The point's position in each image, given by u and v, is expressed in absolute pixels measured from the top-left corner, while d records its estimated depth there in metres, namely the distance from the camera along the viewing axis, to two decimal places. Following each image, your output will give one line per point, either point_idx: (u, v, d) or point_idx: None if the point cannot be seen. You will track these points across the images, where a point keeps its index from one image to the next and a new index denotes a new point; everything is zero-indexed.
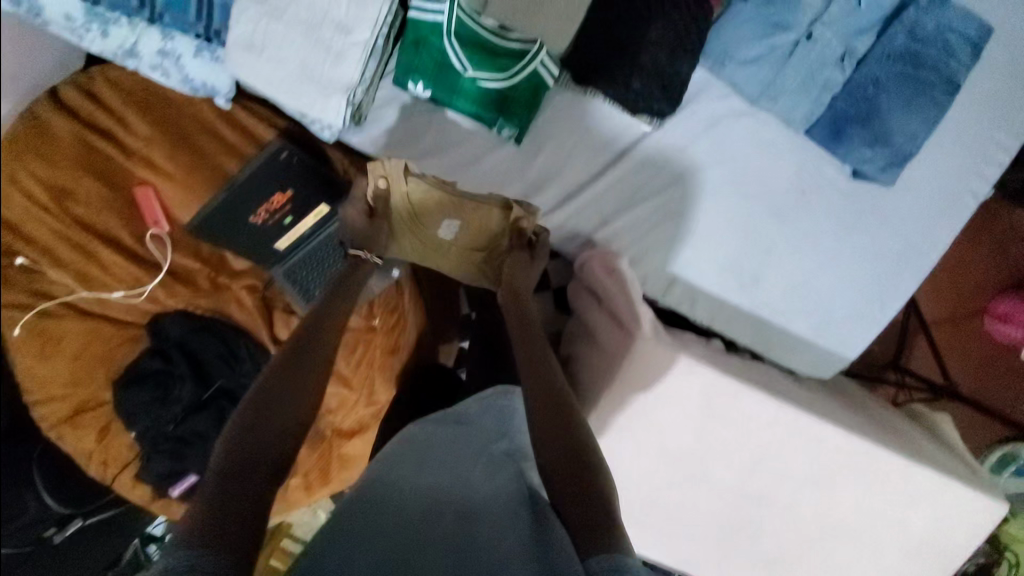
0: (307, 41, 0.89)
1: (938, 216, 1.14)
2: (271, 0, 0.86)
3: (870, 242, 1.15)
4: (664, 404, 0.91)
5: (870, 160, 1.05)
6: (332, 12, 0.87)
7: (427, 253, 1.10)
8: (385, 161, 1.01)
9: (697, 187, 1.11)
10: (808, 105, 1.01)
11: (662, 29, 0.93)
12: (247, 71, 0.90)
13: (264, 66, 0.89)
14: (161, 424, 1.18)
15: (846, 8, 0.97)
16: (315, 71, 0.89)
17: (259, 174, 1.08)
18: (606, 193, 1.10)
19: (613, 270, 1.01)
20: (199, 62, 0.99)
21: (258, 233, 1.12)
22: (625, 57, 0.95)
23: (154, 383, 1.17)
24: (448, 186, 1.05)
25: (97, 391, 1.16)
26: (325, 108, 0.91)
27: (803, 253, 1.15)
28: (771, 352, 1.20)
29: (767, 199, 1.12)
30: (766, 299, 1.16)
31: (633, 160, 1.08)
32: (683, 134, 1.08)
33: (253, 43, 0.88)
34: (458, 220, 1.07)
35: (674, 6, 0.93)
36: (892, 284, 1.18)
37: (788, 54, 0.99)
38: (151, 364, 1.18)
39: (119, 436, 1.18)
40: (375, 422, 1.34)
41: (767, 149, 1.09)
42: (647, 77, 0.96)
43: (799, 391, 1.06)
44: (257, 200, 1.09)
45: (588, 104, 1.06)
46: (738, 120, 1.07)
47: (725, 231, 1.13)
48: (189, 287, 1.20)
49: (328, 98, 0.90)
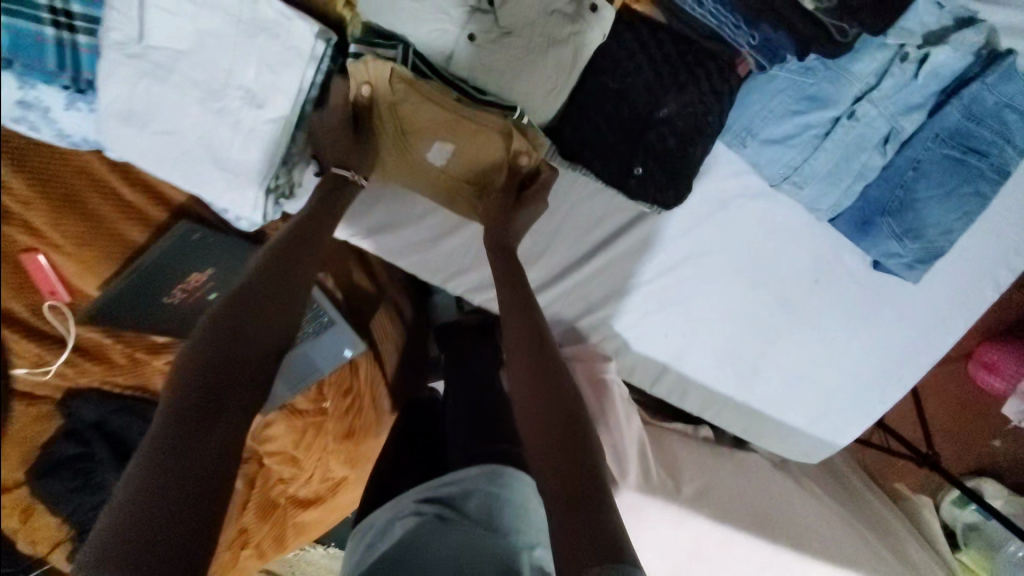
0: (208, 114, 0.66)
1: (957, 308, 1.02)
2: (155, 59, 0.63)
3: (881, 333, 1.03)
4: (647, 549, 0.83)
5: (898, 256, 0.90)
6: (240, 77, 0.65)
7: (412, 167, 0.77)
8: (369, 58, 0.67)
9: (701, 274, 0.94)
10: (837, 196, 0.83)
11: (673, 106, 0.74)
12: (126, 149, 0.67)
13: (149, 143, 0.67)
14: (86, 511, 1.05)
15: (900, 81, 0.78)
16: (221, 154, 0.68)
17: (167, 255, 0.89)
18: (593, 279, 0.94)
19: (598, 381, 0.89)
20: (74, 116, 0.76)
21: (175, 315, 0.92)
22: (626, 136, 0.76)
23: (74, 469, 1.04)
24: (450, 101, 0.71)
25: (13, 471, 1.03)
26: (236, 199, 0.70)
27: (810, 345, 1.03)
28: (761, 441, 1.12)
29: (779, 287, 0.96)
30: (763, 389, 1.06)
31: (626, 243, 0.91)
32: (690, 214, 0.90)
33: (132, 115, 0.65)
34: (454, 142, 0.74)
35: (691, 76, 0.74)
36: (896, 375, 1.07)
37: (823, 134, 0.80)
38: (67, 449, 1.04)
39: (44, 517, 1.07)
40: (332, 493, 1.25)
41: (784, 235, 0.93)
42: (654, 159, 0.76)
43: (793, 503, 1.01)
44: (167, 283, 0.90)
45: (577, 177, 0.87)
46: (754, 201, 0.89)
47: (727, 321, 0.99)
48: (102, 364, 1.03)
49: (239, 189, 0.68)
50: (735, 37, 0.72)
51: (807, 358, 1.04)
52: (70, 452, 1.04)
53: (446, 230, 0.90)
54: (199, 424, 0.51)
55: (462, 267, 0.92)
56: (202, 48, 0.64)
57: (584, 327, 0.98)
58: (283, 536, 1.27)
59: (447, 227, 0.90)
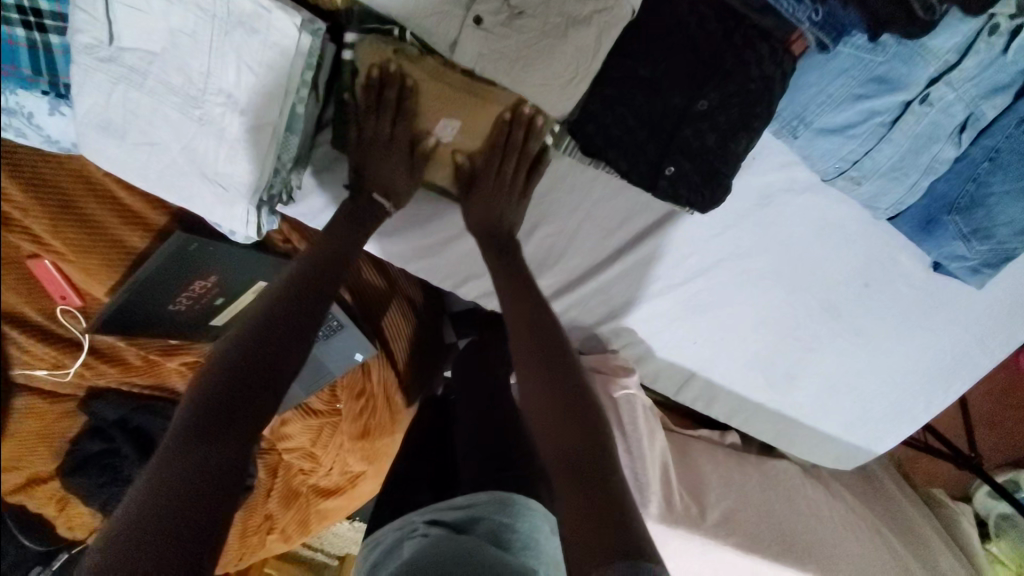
0: (188, 122, 0.60)
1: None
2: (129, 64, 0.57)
3: (934, 339, 0.93)
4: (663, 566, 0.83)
5: (962, 259, 0.79)
6: (220, 79, 0.58)
7: (421, 154, 0.73)
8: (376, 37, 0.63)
9: (735, 279, 0.86)
10: (900, 193, 0.73)
11: (714, 97, 0.64)
12: (107, 162, 0.61)
13: (130, 156, 0.61)
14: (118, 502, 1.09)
15: (984, 58, 0.65)
16: (204, 167, 0.61)
17: (163, 269, 0.83)
18: (615, 283, 0.87)
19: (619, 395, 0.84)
20: (59, 121, 0.70)
21: (184, 319, 0.92)
22: (657, 133, 0.66)
23: (101, 466, 1.07)
24: (451, 75, 0.66)
25: (46, 464, 1.11)
26: (225, 213, 0.63)
27: (854, 353, 0.94)
28: (791, 447, 1.06)
29: (823, 292, 0.87)
30: (797, 396, 0.99)
31: (653, 246, 0.83)
32: (727, 215, 0.80)
33: (110, 126, 0.59)
34: (459, 120, 0.69)
35: (736, 60, 0.62)
36: (945, 383, 0.99)
37: (890, 122, 0.68)
38: (92, 445, 1.07)
39: (77, 505, 1.16)
40: (352, 485, 1.25)
41: (835, 237, 0.82)
42: (689, 160, 0.66)
43: (824, 516, 0.96)
44: (169, 294, 0.86)
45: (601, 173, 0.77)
46: (803, 198, 0.78)
47: (761, 327, 0.91)
48: (118, 365, 1.03)
49: (227, 203, 0.62)
50: (795, 11, 0.60)
51: (850, 366, 0.96)
52: (97, 448, 1.07)
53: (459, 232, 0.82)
54: (215, 427, 0.52)
55: (475, 271, 0.86)
56: (176, 49, 0.57)
57: (605, 333, 0.91)
58: (311, 520, 1.30)
59: (455, 229, 0.82)
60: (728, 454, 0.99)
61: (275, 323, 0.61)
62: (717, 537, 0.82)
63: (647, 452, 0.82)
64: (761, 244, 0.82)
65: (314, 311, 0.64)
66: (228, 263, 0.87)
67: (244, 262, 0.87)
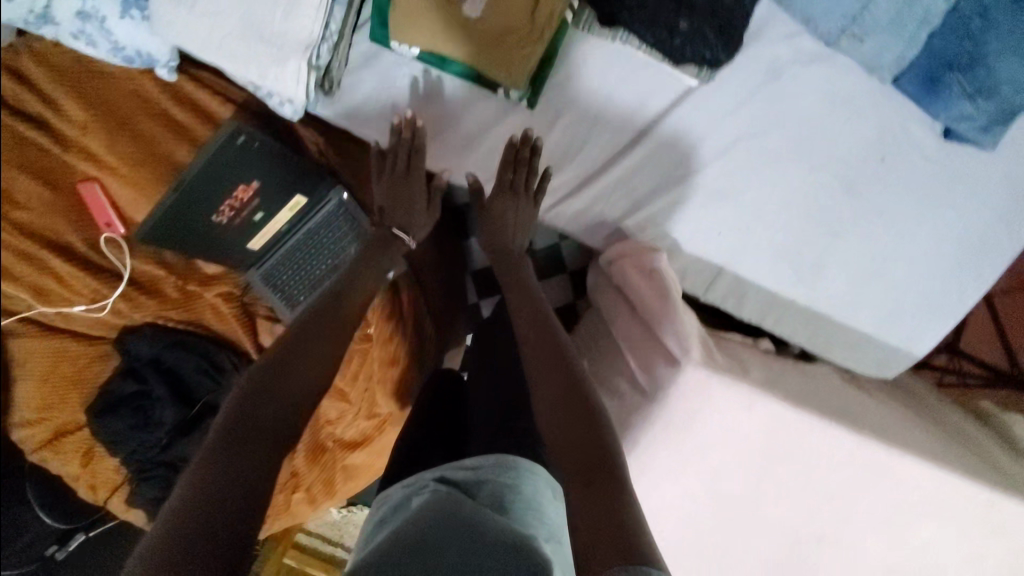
0: None
1: None
2: None
3: (958, 217, 0.94)
4: (710, 433, 0.78)
5: (970, 119, 0.82)
6: None
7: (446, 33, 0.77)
8: None
9: (749, 159, 0.89)
10: (901, 48, 0.78)
11: None
12: (178, 31, 0.72)
13: (198, 22, 0.71)
14: (147, 448, 1.05)
15: None
16: (265, 30, 0.71)
17: (210, 164, 0.88)
18: (637, 171, 0.91)
19: (651, 271, 0.87)
20: (127, 24, 0.80)
21: (223, 233, 0.95)
22: None
23: (131, 408, 1.03)
24: None
25: (75, 413, 1.04)
26: (281, 77, 0.73)
27: (882, 239, 0.95)
28: (828, 352, 1.05)
29: (840, 169, 0.90)
30: (829, 292, 0.98)
31: (668, 129, 0.87)
32: (733, 92, 0.86)
33: None
34: None
35: None
36: (977, 271, 0.96)
37: None
38: (126, 385, 1.03)
39: (104, 460, 1.07)
40: (381, 432, 1.18)
41: (844, 111, 0.87)
42: (698, 16, 0.73)
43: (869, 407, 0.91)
44: (215, 195, 0.90)
45: (618, 55, 0.84)
46: (807, 70, 0.85)
47: (783, 211, 0.92)
48: (155, 297, 1.02)
49: (284, 65, 0.72)
50: None
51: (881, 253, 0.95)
52: (129, 390, 1.03)
53: (490, 122, 0.89)
54: (246, 441, 0.59)
55: None
56: None
57: (630, 226, 0.94)
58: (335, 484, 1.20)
59: (487, 122, 0.89)
60: (765, 354, 0.98)
61: (300, 374, 0.69)
62: (766, 391, 0.78)
63: (684, 320, 0.81)
64: (774, 121, 0.87)
65: (316, 351, 0.73)
66: (271, 169, 0.94)
67: (287, 168, 0.95)
